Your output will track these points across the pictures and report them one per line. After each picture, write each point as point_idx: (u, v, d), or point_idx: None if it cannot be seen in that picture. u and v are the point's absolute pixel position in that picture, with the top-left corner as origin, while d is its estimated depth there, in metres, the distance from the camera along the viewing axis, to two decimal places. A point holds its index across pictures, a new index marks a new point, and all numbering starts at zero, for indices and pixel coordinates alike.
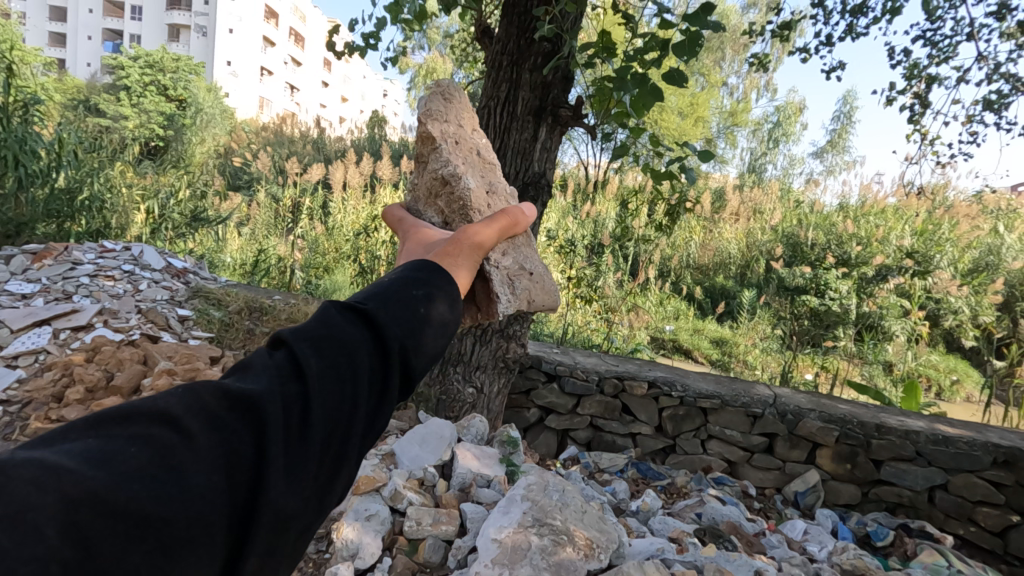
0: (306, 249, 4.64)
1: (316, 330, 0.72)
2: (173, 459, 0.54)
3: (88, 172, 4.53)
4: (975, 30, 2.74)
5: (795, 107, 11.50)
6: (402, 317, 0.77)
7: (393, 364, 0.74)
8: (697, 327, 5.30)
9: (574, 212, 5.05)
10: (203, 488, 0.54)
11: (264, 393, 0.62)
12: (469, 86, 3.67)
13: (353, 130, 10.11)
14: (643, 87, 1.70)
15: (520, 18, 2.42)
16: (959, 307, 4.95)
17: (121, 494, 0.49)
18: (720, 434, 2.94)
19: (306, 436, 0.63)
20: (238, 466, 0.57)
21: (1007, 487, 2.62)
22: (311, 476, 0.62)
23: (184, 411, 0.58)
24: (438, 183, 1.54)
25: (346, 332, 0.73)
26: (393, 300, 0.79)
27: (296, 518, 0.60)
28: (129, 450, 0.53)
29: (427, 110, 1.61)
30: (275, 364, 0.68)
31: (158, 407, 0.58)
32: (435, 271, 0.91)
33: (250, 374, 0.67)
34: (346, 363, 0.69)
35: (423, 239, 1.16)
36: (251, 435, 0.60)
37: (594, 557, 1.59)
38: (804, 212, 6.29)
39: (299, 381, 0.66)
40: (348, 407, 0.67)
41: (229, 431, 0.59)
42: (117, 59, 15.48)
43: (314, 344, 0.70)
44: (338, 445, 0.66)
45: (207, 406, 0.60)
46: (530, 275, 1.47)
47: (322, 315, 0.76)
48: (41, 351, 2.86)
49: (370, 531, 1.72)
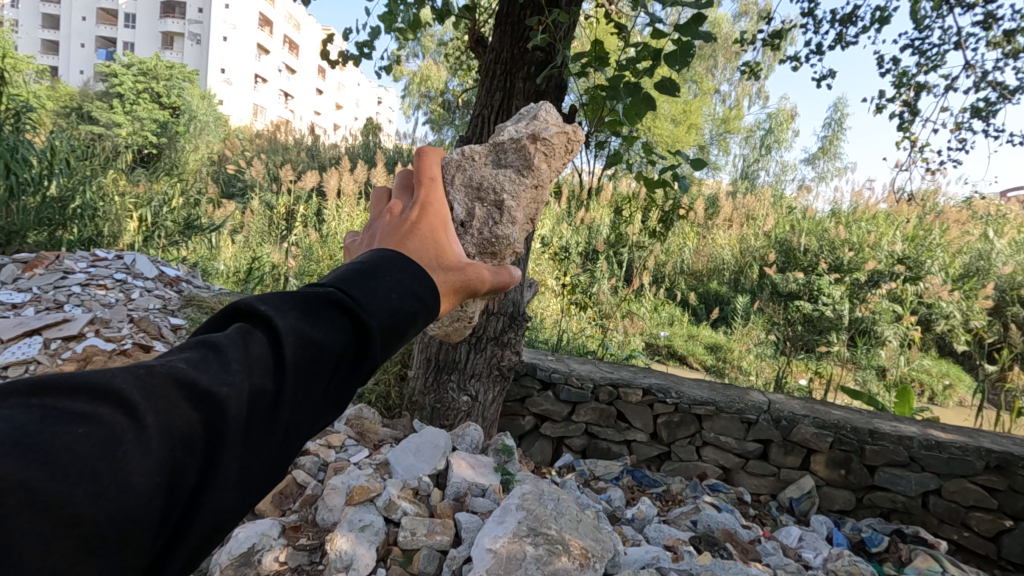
0: (300, 257, 4.61)
1: (301, 324, 0.64)
2: (115, 450, 0.49)
3: (80, 180, 4.52)
4: (962, 40, 2.78)
5: (787, 115, 11.64)
6: (389, 336, 0.71)
7: (363, 378, 0.69)
8: (691, 333, 5.32)
9: (568, 219, 5.08)
10: (142, 487, 0.49)
11: (229, 393, 0.56)
12: (463, 94, 3.69)
13: (347, 137, 10.12)
14: (636, 96, 1.72)
15: (514, 27, 2.43)
16: (951, 312, 4.99)
17: (55, 486, 0.45)
18: (714, 441, 2.95)
19: (264, 442, 0.59)
20: (185, 466, 0.52)
21: (1000, 492, 2.64)
22: (259, 479, 0.58)
23: (136, 393, 0.53)
24: (491, 198, 1.51)
25: (329, 336, 0.65)
26: (389, 310, 0.71)
27: (234, 523, 0.57)
28: (73, 432, 0.48)
29: (546, 137, 1.54)
30: (250, 351, 0.61)
31: (110, 383, 0.52)
32: (437, 296, 0.82)
33: (217, 357, 0.59)
34: (319, 369, 0.64)
35: (439, 230, 0.98)
36: (204, 436, 0.54)
37: (589, 566, 1.58)
38: (796, 218, 6.33)
39: (271, 380, 0.60)
40: (308, 417, 0.63)
41: (183, 424, 0.53)
42: (110, 66, 15.45)
43: (297, 342, 0.63)
44: (289, 452, 0.62)
45: (163, 391, 0.54)
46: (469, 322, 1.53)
47: (312, 303, 0.67)
48: (32, 361, 2.83)
49: (364, 542, 1.70)
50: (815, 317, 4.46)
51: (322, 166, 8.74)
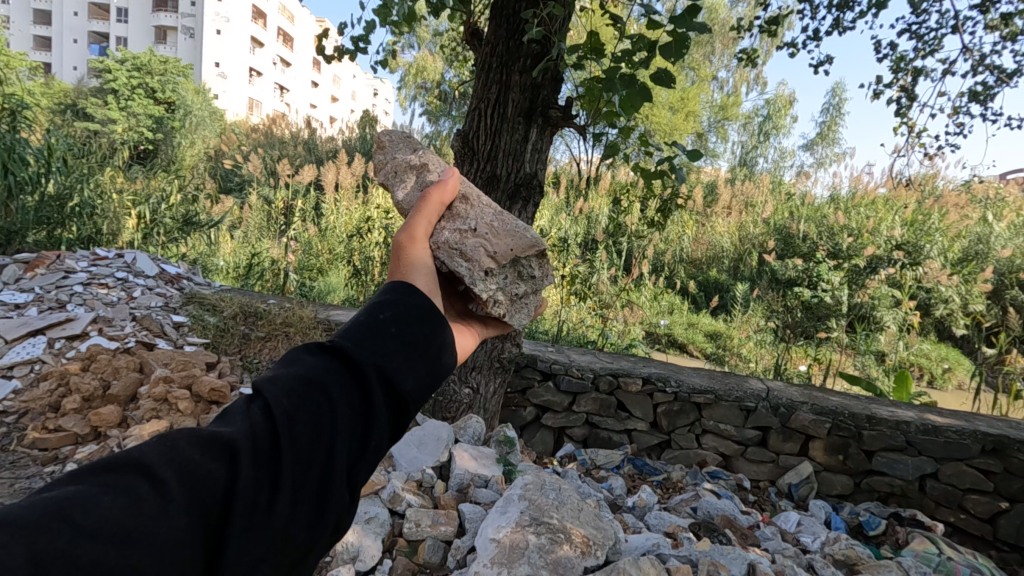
0: (300, 251, 4.71)
1: (289, 371, 0.69)
2: (140, 508, 0.52)
3: (77, 178, 4.51)
4: (960, 23, 2.76)
5: (786, 100, 11.54)
6: (381, 344, 0.72)
7: (370, 389, 0.69)
8: (691, 321, 5.34)
9: (567, 210, 5.07)
10: (173, 532, 0.52)
11: (235, 437, 0.60)
12: (459, 86, 3.69)
13: (344, 130, 10.05)
14: (632, 88, 1.71)
15: (509, 20, 2.42)
16: (949, 296, 5.03)
17: (88, 547, 0.48)
18: (715, 429, 2.97)
19: (278, 479, 0.60)
20: (209, 511, 0.55)
21: (996, 475, 2.68)
22: (282, 513, 0.59)
23: (158, 459, 0.56)
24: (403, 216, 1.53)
25: (316, 367, 0.69)
26: (365, 326, 0.74)
27: (277, 553, 0.58)
28: (100, 500, 0.51)
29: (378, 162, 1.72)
30: (249, 405, 0.65)
31: (134, 455, 0.57)
32: (404, 287, 0.85)
33: (228, 419, 0.64)
34: (321, 395, 0.66)
35: None
36: (222, 478, 0.57)
37: (591, 554, 1.62)
38: (795, 205, 6.29)
39: (271, 421, 0.63)
40: (327, 443, 0.64)
41: (200, 470, 0.56)
42: (102, 62, 15.31)
43: (287, 384, 0.66)
44: (321, 479, 0.63)
45: (179, 449, 0.58)
46: (476, 232, 1.30)
47: (297, 356, 0.72)
48: (36, 361, 2.87)
49: (370, 533, 1.73)
50: (815, 305, 4.38)
51: (319, 159, 8.71)
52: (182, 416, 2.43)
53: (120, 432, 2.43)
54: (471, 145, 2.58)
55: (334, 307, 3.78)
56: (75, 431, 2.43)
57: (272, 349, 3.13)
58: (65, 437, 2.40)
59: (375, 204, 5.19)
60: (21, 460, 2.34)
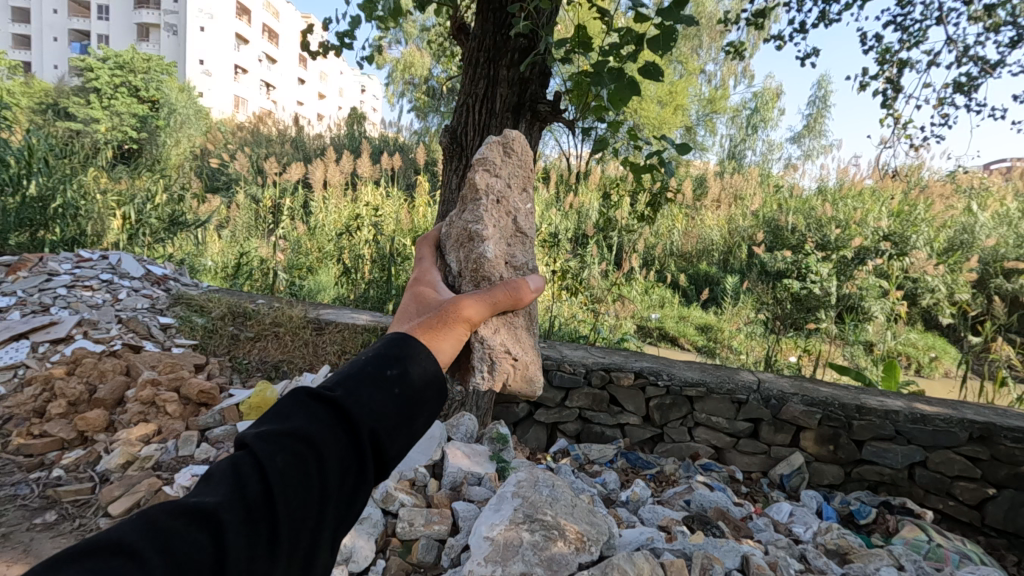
0: (288, 249, 4.56)
1: (281, 423, 0.68)
2: None
3: (59, 179, 4.44)
4: (944, 16, 2.78)
5: (773, 93, 11.61)
6: (377, 401, 0.72)
7: (365, 449, 0.70)
8: (682, 315, 5.41)
9: (557, 204, 5.05)
10: None
11: (223, 504, 0.59)
12: (446, 82, 3.65)
13: (332, 126, 9.86)
14: (620, 81, 1.67)
15: (496, 14, 2.39)
16: (935, 286, 5.13)
17: None
18: (707, 421, 2.99)
19: (275, 545, 0.60)
20: None
21: (983, 461, 2.71)
22: None
23: (138, 537, 0.55)
24: (465, 235, 1.45)
25: (311, 421, 0.68)
26: (363, 383, 0.73)
27: None
28: None
29: (482, 156, 1.55)
30: (239, 464, 0.64)
31: (114, 534, 0.54)
32: (411, 347, 0.83)
33: (211, 483, 0.63)
34: (315, 456, 0.66)
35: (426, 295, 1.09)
36: (209, 549, 0.57)
37: (585, 550, 1.62)
38: (783, 197, 6.47)
39: (264, 484, 0.62)
40: (317, 503, 0.65)
41: (187, 545, 0.56)
42: (83, 59, 14.91)
43: (280, 442, 0.65)
44: (311, 536, 0.64)
45: (165, 523, 0.56)
46: (516, 362, 1.29)
47: (287, 406, 0.71)
48: (20, 366, 2.83)
49: (363, 534, 1.71)
50: (804, 296, 4.63)
51: (307, 157, 8.62)
52: (170, 419, 2.41)
53: (107, 436, 2.40)
54: (460, 140, 2.55)
55: (325, 305, 3.74)
56: (61, 435, 2.39)
57: (262, 349, 3.11)
58: (50, 442, 2.37)
59: (364, 201, 5.13)
60: (5, 465, 2.31)
